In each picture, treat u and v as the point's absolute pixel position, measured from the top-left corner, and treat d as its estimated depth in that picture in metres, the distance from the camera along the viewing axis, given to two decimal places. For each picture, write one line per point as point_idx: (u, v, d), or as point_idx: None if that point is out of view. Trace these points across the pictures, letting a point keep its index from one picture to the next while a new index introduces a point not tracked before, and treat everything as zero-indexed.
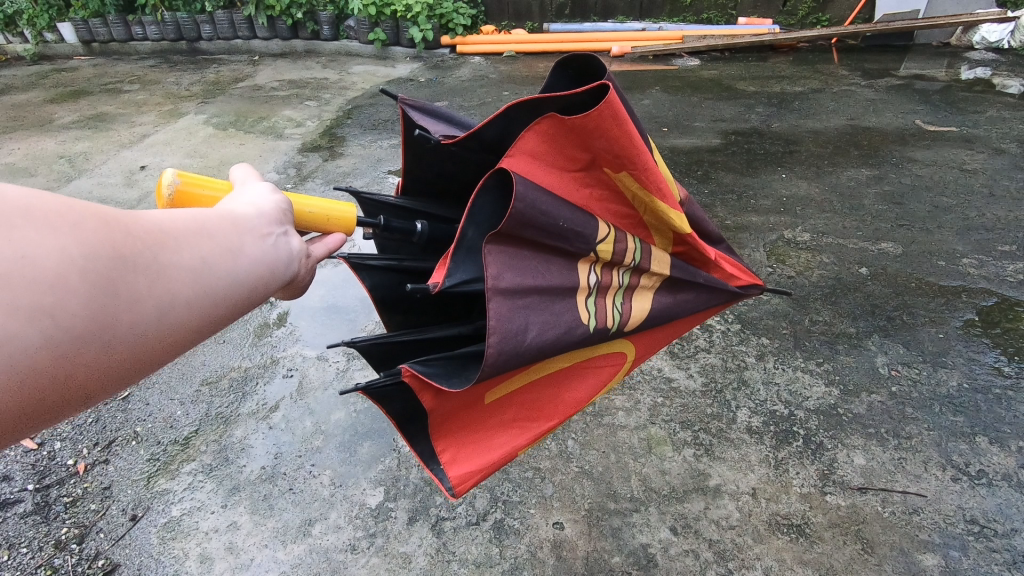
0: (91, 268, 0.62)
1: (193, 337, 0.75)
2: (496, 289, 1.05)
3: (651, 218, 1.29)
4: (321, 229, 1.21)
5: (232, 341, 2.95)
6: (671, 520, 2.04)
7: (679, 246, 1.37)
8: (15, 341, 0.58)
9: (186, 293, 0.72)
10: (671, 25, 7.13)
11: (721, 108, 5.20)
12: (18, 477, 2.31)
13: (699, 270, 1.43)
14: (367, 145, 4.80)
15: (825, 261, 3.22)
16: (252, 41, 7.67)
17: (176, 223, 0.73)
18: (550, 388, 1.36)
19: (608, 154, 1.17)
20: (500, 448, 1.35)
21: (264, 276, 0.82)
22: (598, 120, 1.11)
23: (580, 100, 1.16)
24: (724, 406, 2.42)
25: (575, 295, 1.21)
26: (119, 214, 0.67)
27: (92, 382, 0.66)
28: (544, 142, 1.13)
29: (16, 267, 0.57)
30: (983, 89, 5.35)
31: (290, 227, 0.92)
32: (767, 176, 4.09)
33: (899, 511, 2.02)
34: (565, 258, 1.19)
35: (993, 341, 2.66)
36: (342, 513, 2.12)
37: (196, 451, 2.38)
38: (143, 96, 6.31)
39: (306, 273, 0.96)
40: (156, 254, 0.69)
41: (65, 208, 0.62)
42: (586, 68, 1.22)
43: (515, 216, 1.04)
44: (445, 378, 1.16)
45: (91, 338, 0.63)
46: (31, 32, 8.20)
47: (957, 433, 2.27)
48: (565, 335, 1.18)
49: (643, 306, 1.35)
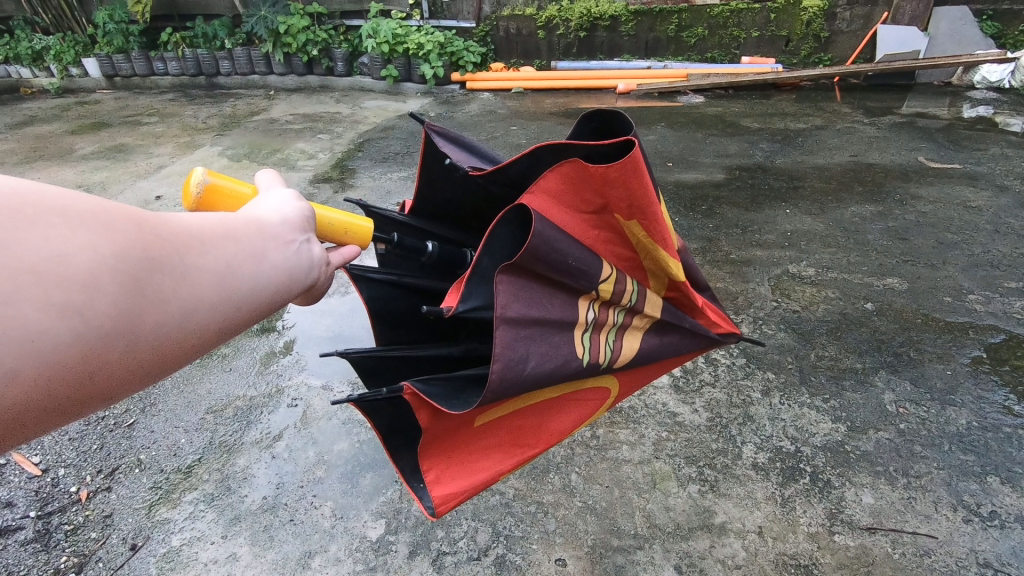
0: (122, 267, 0.63)
1: (212, 339, 0.76)
2: (505, 317, 1.07)
3: (650, 264, 1.31)
4: (337, 241, 1.24)
5: (238, 369, 2.98)
6: (676, 558, 2.01)
7: (671, 290, 1.39)
8: (48, 337, 0.58)
9: (209, 295, 0.73)
10: (676, 63, 7.30)
11: (726, 144, 5.29)
12: (21, 503, 2.30)
13: (685, 316, 1.45)
14: (377, 177, 4.90)
15: (830, 295, 3.23)
16: (268, 77, 7.91)
17: (202, 229, 0.76)
18: (536, 416, 1.37)
19: (622, 203, 1.18)
20: (483, 472, 1.35)
21: (280, 282, 0.85)
22: (619, 172, 1.13)
23: (605, 152, 1.19)
24: (729, 441, 2.40)
25: (574, 329, 1.23)
26: (148, 218, 0.69)
27: (116, 379, 0.67)
28: (564, 185, 1.17)
29: (51, 264, 0.58)
30: (985, 127, 5.42)
31: (311, 235, 0.96)
32: (771, 211, 4.12)
33: (909, 553, 1.97)
34: (570, 293, 1.21)
35: (1002, 379, 2.64)
36: (342, 546, 2.09)
37: (198, 480, 2.38)
38: (161, 128, 6.50)
39: (321, 277, 0.98)
40: (182, 257, 0.71)
41: (98, 210, 0.63)
42: (613, 119, 1.25)
43: (531, 250, 1.07)
44: (445, 400, 1.17)
45: (118, 336, 0.64)
46: (57, 67, 8.51)
47: (968, 472, 2.23)
48: (561, 368, 1.20)
49: (632, 346, 1.37)
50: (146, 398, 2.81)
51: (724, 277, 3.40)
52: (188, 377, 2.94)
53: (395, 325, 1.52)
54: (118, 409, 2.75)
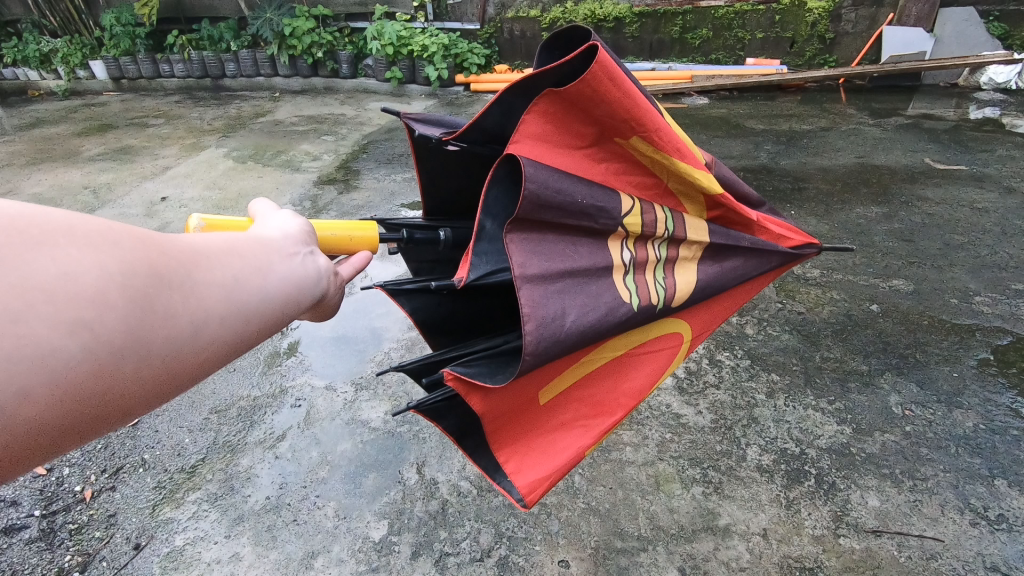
0: (130, 283, 0.63)
1: (224, 353, 0.76)
2: (525, 276, 1.07)
3: (671, 183, 1.33)
4: (347, 251, 1.27)
5: (243, 369, 2.99)
6: (679, 560, 2.00)
7: (708, 210, 1.41)
8: (59, 354, 0.58)
9: (218, 309, 0.73)
10: (680, 65, 7.30)
11: (730, 146, 5.27)
12: (25, 502, 2.31)
13: (737, 236, 1.47)
14: (381, 178, 4.92)
15: (835, 297, 3.21)
16: (273, 79, 7.94)
17: (208, 245, 0.76)
18: (606, 382, 1.40)
19: (613, 118, 1.18)
20: (567, 449, 1.36)
21: (289, 295, 0.85)
22: (595, 83, 1.10)
23: (572, 70, 1.15)
24: (734, 443, 2.39)
25: (612, 274, 1.25)
26: (153, 236, 0.69)
27: (129, 396, 0.67)
28: (548, 123, 1.13)
29: (59, 282, 0.58)
30: (992, 129, 5.38)
31: (316, 247, 0.98)
32: (776, 213, 4.11)
33: (915, 556, 1.95)
34: (589, 235, 1.23)
35: (1010, 381, 2.62)
36: (345, 546, 2.09)
37: (202, 480, 2.38)
38: (167, 130, 6.53)
39: (329, 293, 0.98)
40: (190, 272, 0.71)
41: (105, 228, 0.64)
42: (570, 41, 1.24)
43: (531, 199, 1.07)
44: (489, 375, 1.18)
45: (129, 352, 0.64)
46: (64, 69, 8.57)
47: (975, 475, 2.21)
48: (606, 314, 1.20)
49: (686, 278, 1.39)
50: None
51: None
52: None
53: (433, 326, 1.54)
54: None
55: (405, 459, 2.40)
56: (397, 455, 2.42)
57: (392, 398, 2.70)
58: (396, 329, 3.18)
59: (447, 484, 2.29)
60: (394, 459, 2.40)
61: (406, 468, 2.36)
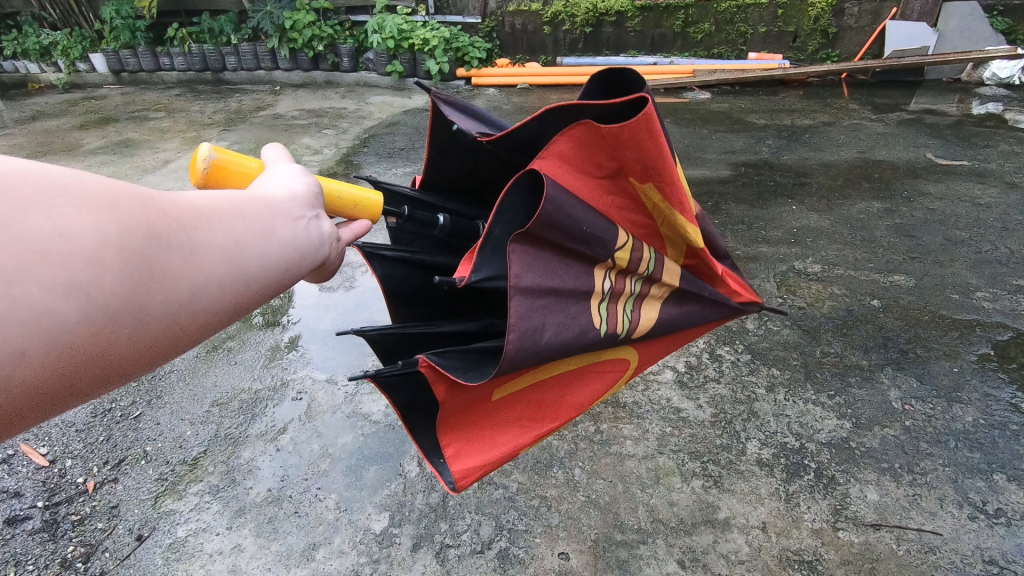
0: (127, 246, 0.63)
1: (224, 316, 0.76)
2: (518, 287, 1.07)
3: (667, 231, 1.31)
4: (349, 214, 1.24)
5: (244, 362, 2.99)
6: (679, 552, 2.01)
7: (689, 259, 1.39)
8: (54, 316, 0.59)
9: (219, 272, 0.73)
10: (682, 59, 7.27)
11: (732, 141, 5.26)
12: (28, 493, 2.33)
13: (704, 285, 1.46)
14: (382, 172, 4.91)
15: (836, 292, 3.21)
16: (274, 73, 7.92)
17: (210, 205, 0.75)
18: (556, 390, 1.39)
19: (637, 165, 1.16)
20: (502, 446, 1.37)
21: (292, 257, 0.85)
22: (633, 131, 1.09)
23: (617, 110, 1.14)
24: (733, 437, 2.39)
25: (589, 299, 1.24)
26: (153, 196, 0.69)
27: (128, 356, 0.68)
28: (574, 147, 1.15)
29: (53, 244, 0.58)
30: (995, 124, 5.37)
31: (321, 210, 0.96)
32: (777, 208, 4.10)
33: (914, 549, 1.97)
34: (584, 261, 1.21)
35: (1010, 376, 2.62)
36: (346, 538, 2.10)
37: (204, 471, 2.39)
38: (167, 123, 6.52)
39: (335, 253, 0.98)
40: (190, 234, 0.71)
41: (101, 187, 0.64)
42: (627, 78, 1.22)
43: (543, 217, 1.07)
44: (462, 371, 1.18)
45: (126, 315, 0.64)
46: (64, 62, 8.55)
47: (974, 469, 2.22)
48: (578, 337, 1.20)
49: (650, 315, 1.39)
50: (153, 390, 2.82)
51: None
52: (194, 369, 2.96)
53: (403, 300, 1.53)
54: (125, 401, 2.77)
55: (406, 452, 2.41)
56: (398, 448, 2.43)
57: None
58: None
59: None
60: (396, 452, 2.42)
61: (407, 461, 2.37)
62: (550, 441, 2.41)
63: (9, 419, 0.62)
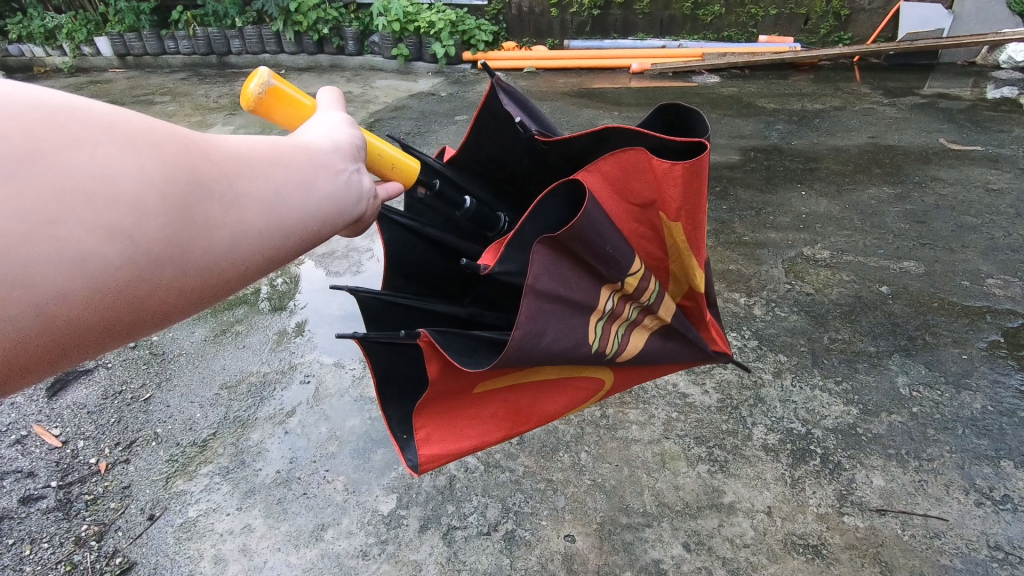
0: (168, 191, 0.63)
1: (259, 267, 0.76)
2: (533, 289, 1.07)
3: (676, 268, 1.32)
4: (384, 174, 1.21)
5: (252, 346, 3.01)
6: (684, 536, 2.02)
7: (686, 298, 1.41)
8: (98, 259, 0.59)
9: (258, 224, 0.73)
10: (691, 43, 7.18)
11: (741, 125, 5.20)
12: (42, 473, 2.37)
13: (690, 326, 1.48)
14: None
15: (845, 278, 3.19)
16: (279, 56, 7.88)
17: (253, 153, 0.75)
18: (530, 395, 1.38)
19: (672, 204, 1.18)
20: (470, 439, 1.37)
21: (330, 213, 0.84)
22: (680, 175, 1.11)
23: (670, 150, 1.18)
24: (740, 422, 2.40)
25: (591, 316, 1.22)
26: (196, 143, 0.68)
27: (167, 303, 0.68)
28: (619, 171, 1.19)
29: (98, 183, 0.58)
30: (1010, 109, 5.28)
31: (362, 165, 0.94)
32: (786, 193, 4.07)
33: (919, 534, 1.97)
34: (597, 279, 1.20)
35: (1019, 364, 2.60)
36: (354, 519, 2.13)
37: (214, 453, 2.42)
38: (173, 108, 6.50)
39: (374, 210, 0.97)
40: (231, 183, 0.70)
41: (145, 130, 0.63)
42: (685, 124, 1.25)
43: (575, 230, 1.07)
44: (458, 355, 1.16)
45: (166, 262, 0.64)
46: (69, 45, 8.53)
47: (981, 456, 2.22)
48: (573, 351, 1.19)
49: (638, 344, 1.39)
50: (162, 373, 2.85)
51: (737, 260, 3.37)
52: (203, 353, 2.98)
53: (400, 269, 1.52)
54: (135, 383, 2.80)
55: None
56: None
57: None
58: None
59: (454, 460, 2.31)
60: None
61: None
62: (556, 425, 2.42)
63: (51, 357, 0.63)
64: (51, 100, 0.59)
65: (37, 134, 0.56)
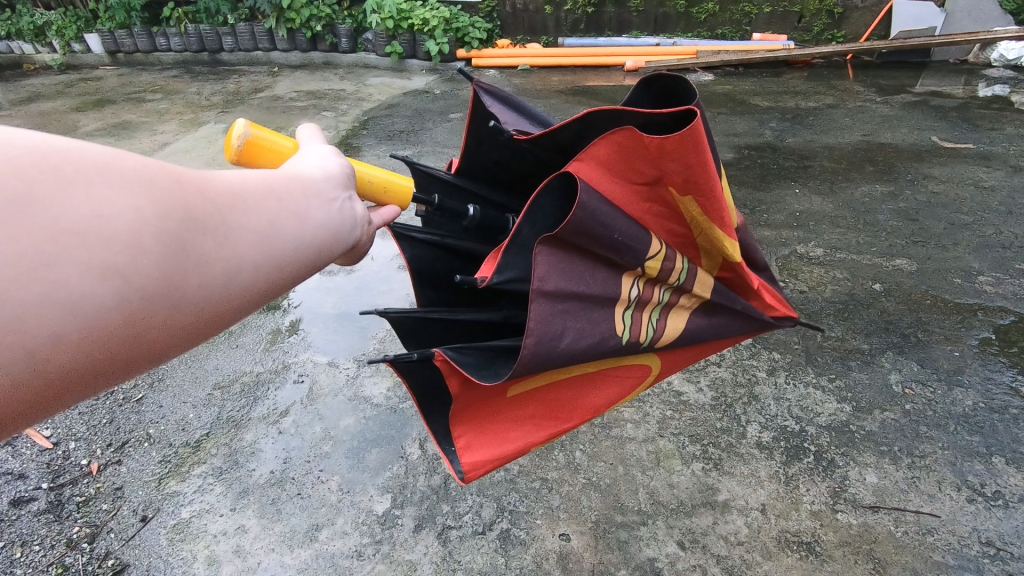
0: (163, 229, 0.62)
1: (255, 300, 0.75)
2: (541, 290, 1.07)
3: (702, 241, 1.28)
4: (378, 200, 1.23)
5: (245, 346, 3.00)
6: (679, 534, 2.03)
7: (723, 270, 1.36)
8: (92, 300, 0.58)
9: (253, 256, 0.72)
10: (685, 40, 7.18)
11: (735, 123, 5.21)
12: (32, 475, 2.34)
13: (736, 296, 1.42)
14: (382, 155, 4.90)
15: (838, 276, 3.20)
16: (272, 53, 7.83)
17: (246, 186, 0.74)
18: (569, 391, 1.37)
19: (680, 177, 1.14)
20: (513, 442, 1.36)
21: (325, 241, 0.83)
22: (678, 144, 1.08)
23: (663, 120, 1.14)
24: (734, 420, 2.40)
25: (615, 307, 1.23)
26: (190, 178, 0.67)
27: (163, 340, 0.67)
28: (615, 153, 1.15)
29: (91, 225, 0.57)
30: (1001, 106, 5.31)
31: (353, 192, 0.94)
32: (780, 191, 4.08)
33: (912, 531, 1.98)
34: (613, 269, 1.20)
35: (1011, 361, 2.62)
36: (349, 519, 2.12)
37: (207, 454, 2.40)
38: (165, 105, 6.45)
39: (368, 236, 0.96)
40: (225, 218, 0.70)
41: (139, 169, 0.63)
42: (677, 86, 1.21)
43: (574, 223, 1.05)
44: (477, 369, 1.18)
45: (161, 299, 0.63)
46: (59, 42, 8.44)
47: (973, 452, 2.23)
48: (598, 344, 1.19)
49: (676, 325, 1.36)
50: (155, 373, 2.83)
51: None
52: (196, 353, 2.96)
53: (428, 283, 1.50)
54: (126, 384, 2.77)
55: (408, 435, 2.42)
56: (400, 431, 2.44)
57: (393, 375, 2.73)
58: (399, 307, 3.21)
59: None
60: (398, 434, 2.43)
61: (409, 444, 2.38)
62: None
63: (44, 401, 0.61)
64: (43, 142, 0.58)
65: (29, 176, 0.55)
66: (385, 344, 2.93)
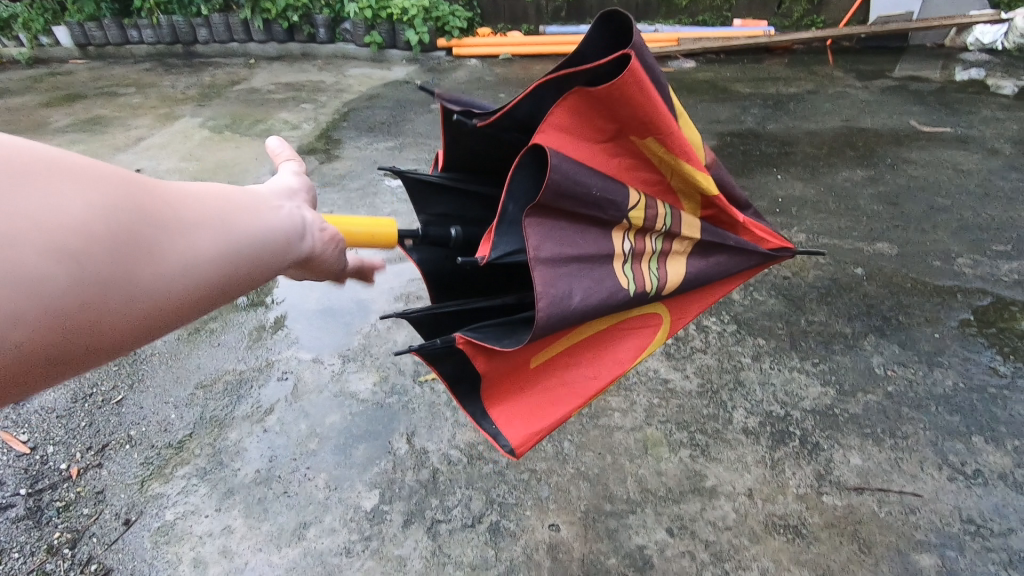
0: (117, 222, 0.66)
1: (211, 299, 0.79)
2: (539, 258, 1.14)
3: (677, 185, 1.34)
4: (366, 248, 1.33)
5: (227, 344, 2.95)
6: (668, 521, 2.04)
7: (707, 210, 1.40)
8: (44, 283, 0.60)
9: (207, 250, 0.76)
10: (666, 27, 7.15)
11: (717, 110, 5.21)
12: (10, 481, 2.28)
13: (727, 234, 1.44)
14: (363, 147, 4.85)
15: (821, 261, 3.23)
16: (248, 45, 7.67)
17: (198, 190, 0.79)
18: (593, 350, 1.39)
19: (634, 120, 1.21)
20: (552, 411, 1.37)
21: (278, 241, 0.88)
22: (623, 89, 1.15)
23: (605, 72, 1.22)
24: (720, 406, 2.42)
25: (612, 261, 1.27)
26: (144, 181, 0.72)
27: (115, 333, 0.69)
28: (573, 118, 1.19)
29: (45, 213, 0.61)
30: (977, 90, 5.38)
31: (302, 204, 1.01)
32: (763, 177, 4.09)
33: (895, 511, 2.01)
34: (602, 224, 1.26)
35: (989, 341, 2.66)
36: (337, 516, 2.10)
37: (190, 454, 2.36)
38: (138, 99, 6.28)
39: (323, 245, 1.01)
40: (179, 213, 0.74)
41: (97, 170, 0.67)
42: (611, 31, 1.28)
43: (552, 186, 1.12)
44: (497, 339, 1.28)
45: (113, 287, 0.66)
46: (25, 36, 8.18)
47: (954, 432, 2.27)
48: (608, 300, 1.24)
49: (676, 271, 1.39)
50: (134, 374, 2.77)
51: None
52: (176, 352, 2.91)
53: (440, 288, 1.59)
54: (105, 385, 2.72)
55: (396, 430, 2.40)
56: (387, 426, 2.42)
57: (379, 370, 2.70)
58: (383, 301, 3.19)
59: (437, 453, 2.30)
60: (385, 429, 2.41)
61: (397, 439, 2.36)
62: None
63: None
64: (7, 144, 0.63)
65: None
66: (370, 339, 2.91)
